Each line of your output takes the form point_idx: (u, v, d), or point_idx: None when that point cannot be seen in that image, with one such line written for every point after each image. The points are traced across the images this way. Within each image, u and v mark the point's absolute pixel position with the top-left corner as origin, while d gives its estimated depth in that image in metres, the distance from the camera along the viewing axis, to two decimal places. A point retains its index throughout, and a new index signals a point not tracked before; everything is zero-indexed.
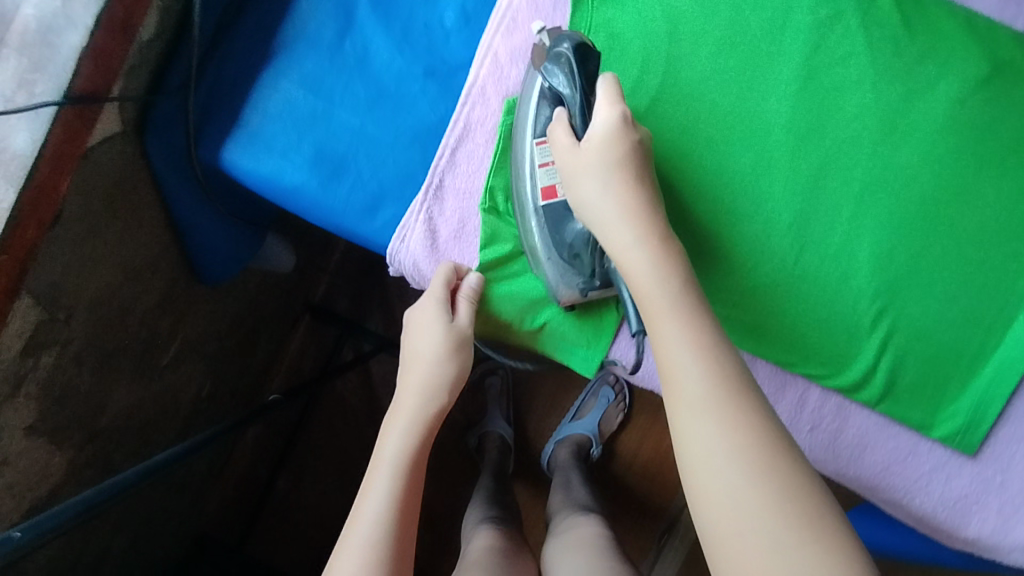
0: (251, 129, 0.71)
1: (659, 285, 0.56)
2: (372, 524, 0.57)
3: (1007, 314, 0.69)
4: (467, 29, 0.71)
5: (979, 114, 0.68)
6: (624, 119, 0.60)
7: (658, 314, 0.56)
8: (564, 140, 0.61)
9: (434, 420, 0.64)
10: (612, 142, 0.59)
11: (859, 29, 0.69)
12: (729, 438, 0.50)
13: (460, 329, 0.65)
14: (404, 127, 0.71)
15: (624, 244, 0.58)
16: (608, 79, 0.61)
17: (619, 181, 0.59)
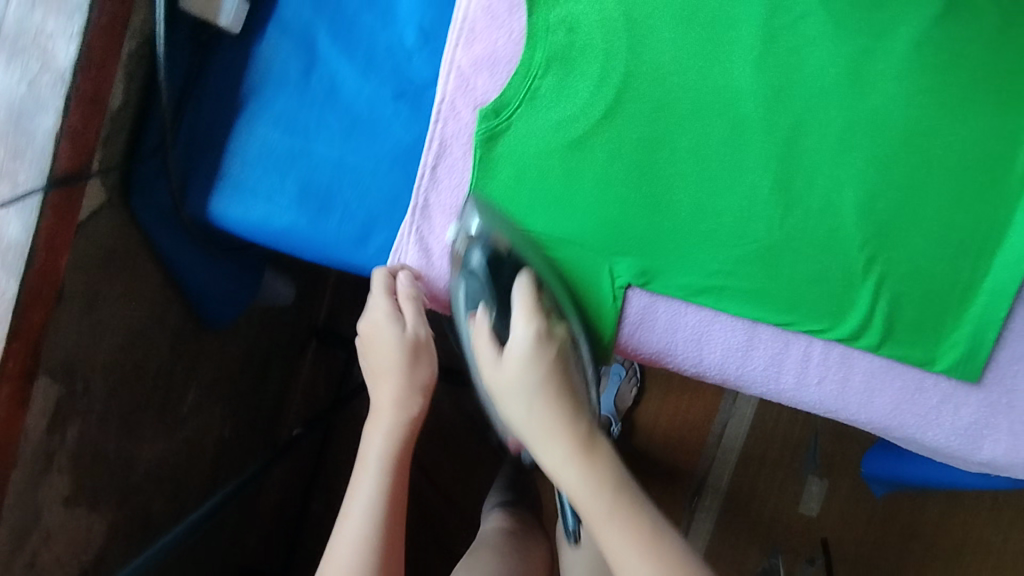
0: (233, 178, 0.72)
1: (588, 494, 0.64)
2: (360, 533, 0.65)
3: (992, 241, 0.71)
4: (428, 45, 0.71)
5: (940, 52, 0.70)
6: (539, 334, 0.69)
7: (591, 503, 0.64)
8: (486, 345, 0.70)
9: (408, 431, 0.70)
10: (530, 362, 0.68)
11: None
12: (651, 562, 0.60)
13: (410, 334, 0.70)
14: (382, 152, 0.72)
15: (558, 460, 0.66)
16: (523, 277, 0.69)
17: (552, 419, 0.67)
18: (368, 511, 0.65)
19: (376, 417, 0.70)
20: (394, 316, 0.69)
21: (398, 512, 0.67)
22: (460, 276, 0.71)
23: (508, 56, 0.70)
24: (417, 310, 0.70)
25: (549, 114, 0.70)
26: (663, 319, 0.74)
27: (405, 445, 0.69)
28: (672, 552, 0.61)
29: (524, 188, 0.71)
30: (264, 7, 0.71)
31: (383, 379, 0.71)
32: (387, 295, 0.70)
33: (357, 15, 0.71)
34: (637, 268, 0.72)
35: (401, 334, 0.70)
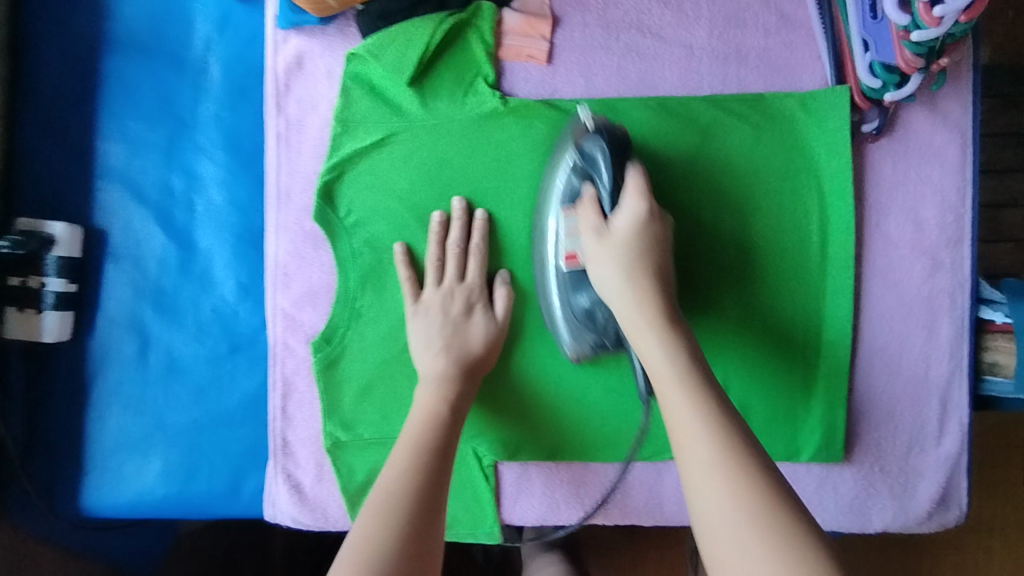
0: (99, 467, 0.75)
1: (647, 328, 0.62)
2: (384, 493, 0.60)
3: (813, 327, 0.76)
4: (249, 297, 0.76)
5: (710, 177, 0.75)
6: (648, 207, 0.66)
7: (648, 353, 0.61)
8: (592, 218, 0.67)
9: (473, 359, 0.71)
10: (633, 240, 0.65)
11: None
12: (703, 430, 0.55)
13: (471, 285, 0.73)
14: (232, 405, 0.76)
15: (624, 305, 0.64)
16: (635, 171, 0.67)
17: (632, 269, 0.64)
18: (398, 478, 0.61)
19: (427, 362, 0.71)
20: (457, 265, 0.74)
21: (445, 456, 0.64)
22: (578, 150, 0.69)
23: (325, 288, 0.75)
24: (480, 264, 0.74)
25: (377, 329, 0.75)
26: (540, 487, 0.77)
27: (462, 387, 0.69)
28: (727, 436, 0.54)
29: (371, 402, 0.75)
30: (89, 305, 0.75)
31: (465, 325, 0.72)
32: (429, 255, 0.74)
33: (178, 289, 0.75)
34: (493, 445, 0.76)
35: (439, 289, 0.73)
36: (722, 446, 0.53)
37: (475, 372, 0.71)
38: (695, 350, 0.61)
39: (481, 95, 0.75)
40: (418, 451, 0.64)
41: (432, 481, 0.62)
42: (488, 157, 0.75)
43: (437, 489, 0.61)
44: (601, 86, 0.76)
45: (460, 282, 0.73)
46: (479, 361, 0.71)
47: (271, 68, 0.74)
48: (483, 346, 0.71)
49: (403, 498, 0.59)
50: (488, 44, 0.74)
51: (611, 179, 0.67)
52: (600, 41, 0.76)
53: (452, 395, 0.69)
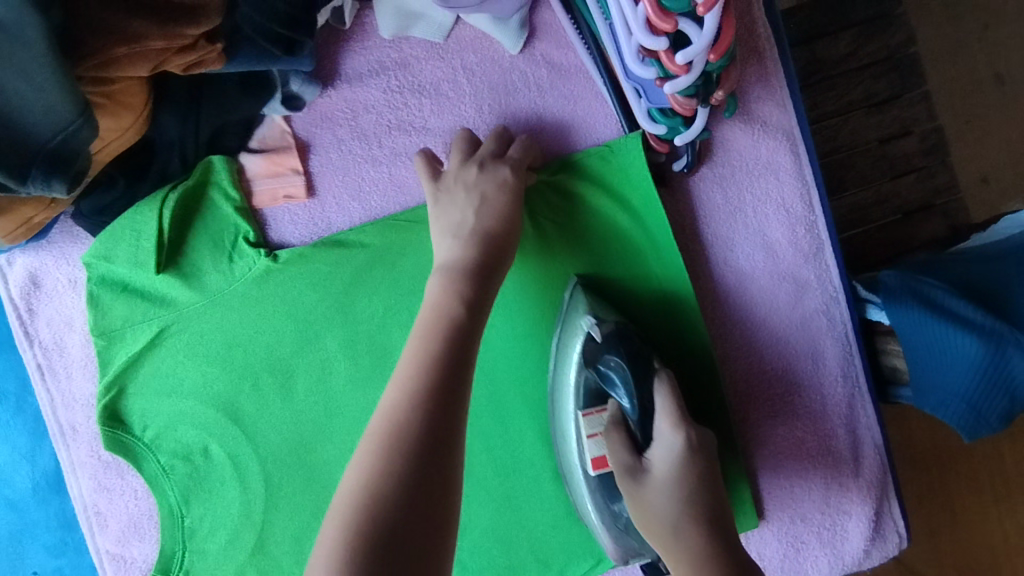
0: None
1: (667, 533, 0.50)
2: (382, 420, 0.47)
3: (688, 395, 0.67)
4: (69, 545, 0.67)
5: (528, 268, 0.66)
6: (689, 443, 0.55)
7: (669, 552, 0.50)
8: (615, 439, 0.57)
9: (496, 240, 0.57)
10: (678, 480, 0.53)
11: (377, 284, 0.67)
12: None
13: (508, 158, 0.62)
14: None
15: (647, 523, 0.53)
16: (660, 389, 0.57)
17: (681, 521, 0.51)
18: (398, 394, 0.49)
19: (444, 250, 0.58)
20: (461, 159, 0.62)
21: (451, 398, 0.48)
22: (594, 370, 0.60)
23: (146, 514, 0.67)
24: (493, 138, 0.63)
25: (215, 543, 0.67)
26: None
27: (479, 278, 0.55)
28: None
29: None
30: None
31: (508, 195, 0.59)
32: (425, 169, 0.62)
33: None
34: None
35: (466, 164, 0.61)
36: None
37: (497, 270, 0.57)
38: (726, 546, 0.49)
39: (247, 257, 0.66)
40: (417, 387, 0.49)
41: (441, 389, 0.49)
42: (277, 320, 0.66)
43: (445, 415, 0.48)
44: (378, 203, 0.67)
45: (489, 155, 0.62)
46: (507, 249, 0.58)
47: (7, 299, 0.66)
48: (506, 231, 0.58)
49: (409, 415, 0.47)
50: (234, 198, 0.65)
51: (631, 394, 0.57)
52: (363, 154, 0.67)
53: (465, 287, 0.55)
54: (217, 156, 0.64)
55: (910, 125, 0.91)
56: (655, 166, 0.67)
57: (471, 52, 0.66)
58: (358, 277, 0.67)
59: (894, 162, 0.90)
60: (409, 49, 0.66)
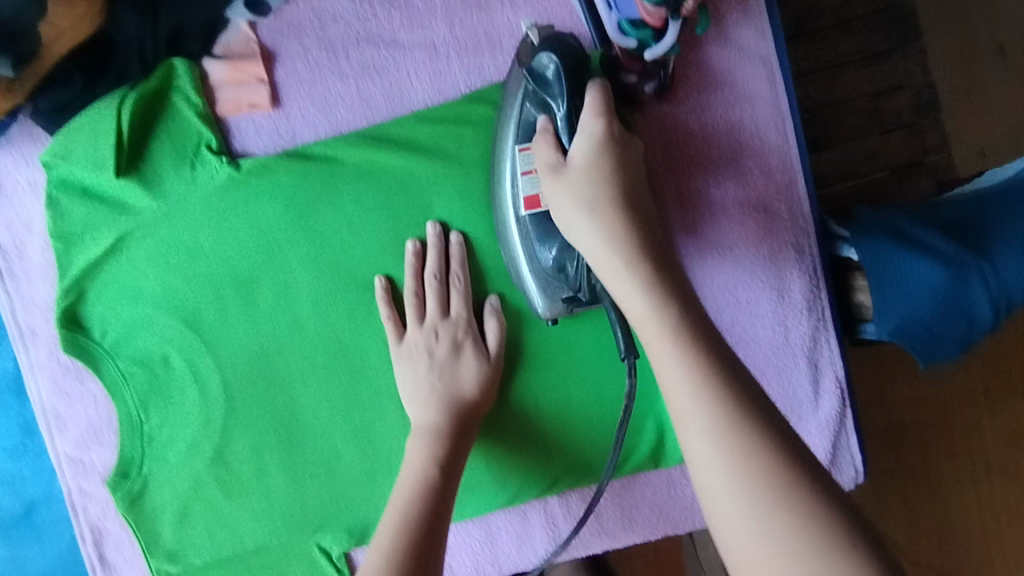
0: None
1: (664, 346, 0.44)
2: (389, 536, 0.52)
3: None
4: (29, 448, 0.68)
5: (496, 187, 0.66)
6: (608, 132, 0.53)
7: (675, 392, 0.43)
8: (547, 156, 0.54)
9: (465, 409, 0.63)
10: (597, 164, 0.52)
11: (342, 200, 0.66)
12: (726, 448, 0.40)
13: (456, 321, 0.65)
14: (49, 564, 0.69)
15: (590, 247, 0.51)
16: (597, 87, 0.54)
17: (644, 278, 0.47)
18: (405, 507, 0.56)
19: (419, 411, 0.63)
20: (438, 300, 0.65)
21: (444, 507, 0.56)
22: (528, 70, 0.58)
23: (105, 420, 0.67)
24: (464, 294, 0.65)
25: (174, 451, 0.67)
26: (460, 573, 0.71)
27: (457, 438, 0.62)
28: (776, 464, 0.39)
29: (194, 528, 0.68)
30: None
31: (455, 365, 0.64)
32: (387, 313, 0.65)
33: None
34: (341, 534, 0.68)
35: (424, 327, 0.64)
36: (787, 483, 0.39)
37: (471, 419, 0.63)
38: (744, 390, 0.42)
39: (209, 164, 0.65)
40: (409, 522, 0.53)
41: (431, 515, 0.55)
42: (239, 231, 0.66)
43: (438, 525, 0.54)
44: (345, 117, 0.66)
45: (446, 317, 0.65)
46: (472, 405, 0.63)
47: None
48: (476, 390, 0.64)
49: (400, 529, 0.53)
50: (196, 102, 0.64)
51: (567, 107, 0.56)
52: (330, 68, 0.66)
53: (449, 445, 0.61)
54: (179, 60, 0.64)
55: (903, 79, 0.88)
56: (626, 88, 0.65)
57: None
58: (324, 192, 0.66)
59: (883, 115, 0.88)
60: None
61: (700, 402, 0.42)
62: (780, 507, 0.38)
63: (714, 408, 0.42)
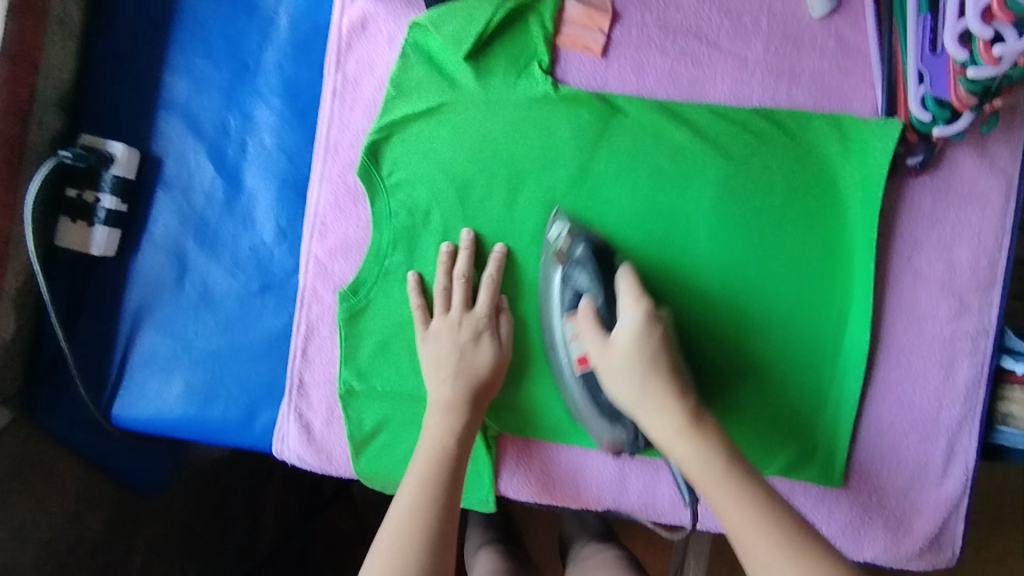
0: (128, 381, 0.78)
1: (711, 461, 0.60)
2: (410, 508, 0.64)
3: (826, 347, 0.76)
4: (287, 240, 0.79)
5: (747, 187, 0.76)
6: (648, 315, 0.66)
7: (666, 435, 0.62)
8: (597, 336, 0.68)
9: (478, 385, 0.72)
10: (637, 342, 0.65)
11: (621, 149, 0.77)
12: (756, 522, 0.56)
13: (479, 314, 0.74)
14: (256, 341, 0.78)
15: (663, 431, 0.62)
16: (627, 275, 0.69)
17: (690, 431, 0.61)
18: (412, 494, 0.65)
19: (437, 387, 0.73)
20: (465, 295, 0.75)
21: (454, 485, 0.67)
22: (563, 268, 0.72)
23: (359, 243, 0.78)
24: (490, 292, 0.75)
25: (401, 290, 0.77)
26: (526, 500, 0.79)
27: (469, 415, 0.71)
28: (774, 511, 0.57)
29: (386, 359, 0.77)
30: (134, 228, 0.78)
31: (474, 350, 0.73)
32: (417, 303, 0.75)
33: (220, 223, 0.78)
34: (502, 415, 0.77)
35: (448, 315, 0.74)
36: (766, 494, 0.58)
37: (483, 397, 0.73)
38: (737, 453, 0.61)
39: (533, 78, 0.76)
40: (430, 488, 0.66)
41: (451, 476, 0.67)
42: (531, 140, 0.77)
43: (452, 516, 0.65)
44: (651, 86, 0.77)
45: (468, 312, 0.74)
46: (487, 384, 0.73)
47: (336, 26, 0.77)
48: (489, 371, 0.73)
49: (427, 522, 0.63)
50: (547, 28, 0.76)
51: (593, 278, 0.70)
52: (658, 41, 0.77)
53: (462, 424, 0.70)
54: None
55: None
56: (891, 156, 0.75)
57: (779, 1, 0.77)
58: (612, 137, 0.76)
59: None
60: None
61: (749, 501, 0.57)
62: (783, 542, 0.55)
63: (706, 455, 0.60)
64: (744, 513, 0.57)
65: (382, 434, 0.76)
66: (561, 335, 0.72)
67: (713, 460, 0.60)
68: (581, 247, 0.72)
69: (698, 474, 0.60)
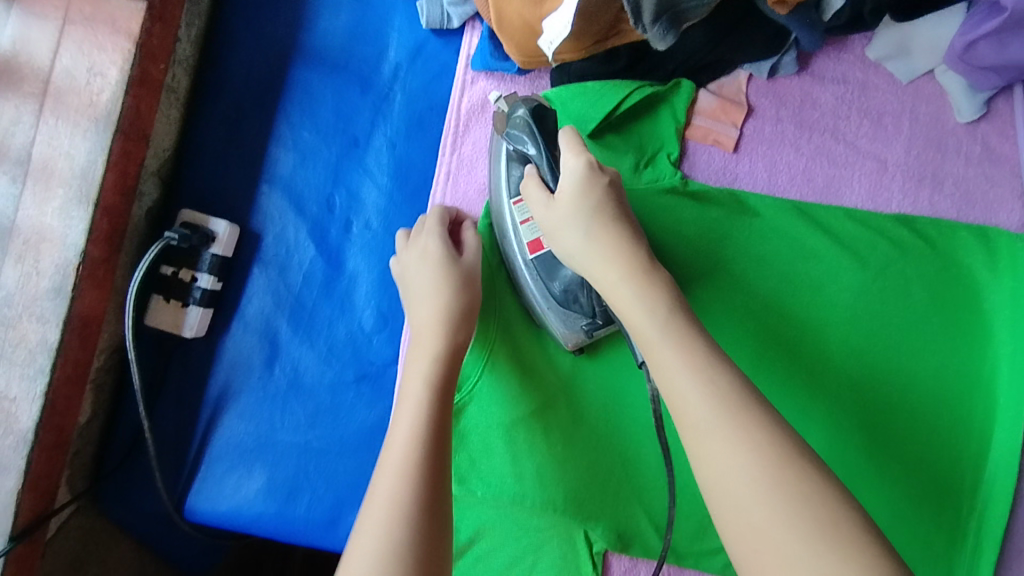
0: (204, 474, 0.71)
1: (701, 403, 0.46)
2: (388, 501, 0.48)
3: (970, 477, 0.66)
4: (385, 327, 0.72)
5: (885, 293, 0.69)
6: (591, 167, 0.56)
7: (641, 331, 0.51)
8: (539, 196, 0.59)
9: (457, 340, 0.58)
10: (583, 202, 0.56)
11: (749, 247, 0.71)
12: (749, 452, 0.43)
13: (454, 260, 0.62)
14: (346, 436, 0.71)
15: (639, 345, 0.51)
16: (568, 131, 0.58)
17: (596, 228, 0.55)
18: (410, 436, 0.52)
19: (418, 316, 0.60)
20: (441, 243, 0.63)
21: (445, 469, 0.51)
22: (506, 138, 0.63)
23: None
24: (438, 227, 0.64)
25: (506, 390, 0.70)
26: None
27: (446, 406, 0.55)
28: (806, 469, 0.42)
29: (488, 462, 0.70)
30: (225, 307, 0.73)
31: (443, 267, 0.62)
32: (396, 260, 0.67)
33: (316, 306, 0.73)
34: (609, 533, 0.69)
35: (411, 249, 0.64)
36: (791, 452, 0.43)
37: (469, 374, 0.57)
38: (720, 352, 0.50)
39: (661, 171, 0.72)
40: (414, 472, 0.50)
41: (436, 450, 0.52)
42: (655, 230, 0.71)
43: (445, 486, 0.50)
44: (783, 185, 0.73)
45: (455, 257, 0.62)
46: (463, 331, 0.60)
47: (455, 106, 0.73)
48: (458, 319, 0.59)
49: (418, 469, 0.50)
50: (679, 120, 0.72)
51: (540, 147, 0.60)
52: (792, 138, 0.73)
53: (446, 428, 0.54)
54: (687, 81, 0.71)
55: None
56: None
57: (923, 104, 0.73)
58: (740, 234, 0.71)
59: None
60: (874, 75, 0.73)
61: (743, 436, 0.43)
62: (779, 453, 0.42)
63: (720, 392, 0.45)
64: (719, 417, 0.44)
65: (481, 541, 0.70)
66: (514, 236, 0.66)
67: (716, 383, 0.46)
68: (523, 110, 0.62)
69: (694, 410, 0.45)
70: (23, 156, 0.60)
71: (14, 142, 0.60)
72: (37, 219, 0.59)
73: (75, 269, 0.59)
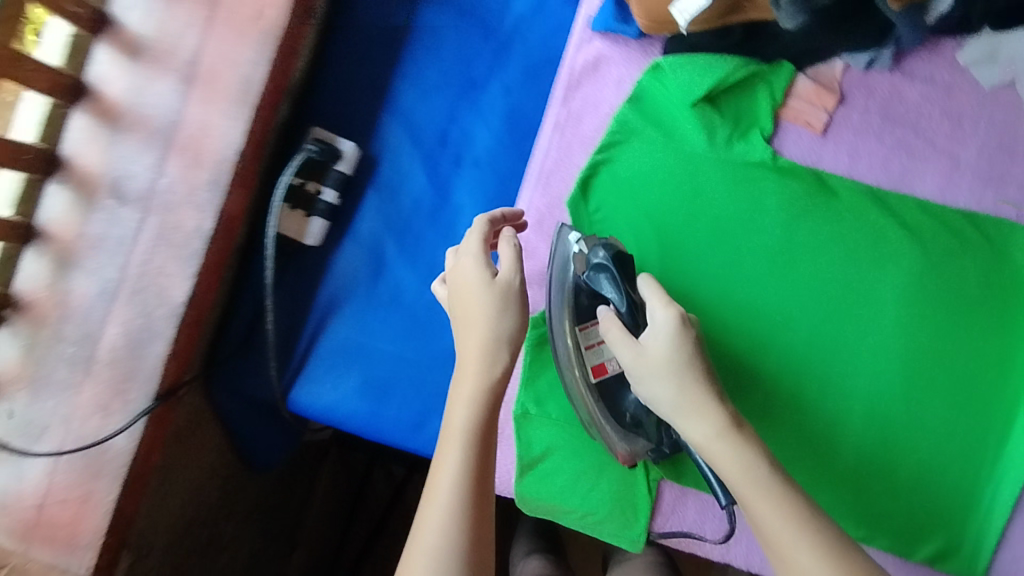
0: (306, 370, 0.78)
1: (753, 471, 0.55)
2: (440, 534, 0.52)
3: (981, 458, 0.73)
4: None
5: (943, 278, 0.75)
6: (681, 316, 0.60)
7: (707, 442, 0.57)
8: (622, 338, 0.61)
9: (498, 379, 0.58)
10: (672, 360, 0.58)
11: (823, 224, 0.76)
12: (806, 536, 0.52)
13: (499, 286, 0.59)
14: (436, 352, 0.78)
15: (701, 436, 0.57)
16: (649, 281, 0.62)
17: (686, 384, 0.58)
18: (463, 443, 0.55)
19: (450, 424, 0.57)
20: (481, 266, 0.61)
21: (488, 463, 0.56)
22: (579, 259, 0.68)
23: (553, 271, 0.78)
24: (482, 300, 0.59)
25: None
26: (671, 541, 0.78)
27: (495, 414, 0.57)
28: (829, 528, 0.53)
29: (565, 389, 0.77)
30: (339, 223, 0.79)
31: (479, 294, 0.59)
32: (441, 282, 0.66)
33: (422, 232, 0.80)
34: (666, 464, 0.76)
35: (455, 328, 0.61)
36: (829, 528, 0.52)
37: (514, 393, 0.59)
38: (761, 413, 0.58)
39: (753, 144, 0.78)
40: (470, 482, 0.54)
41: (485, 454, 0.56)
42: (740, 198, 0.77)
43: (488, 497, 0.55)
44: (861, 171, 0.79)
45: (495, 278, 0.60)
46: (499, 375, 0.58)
47: (570, 61, 0.79)
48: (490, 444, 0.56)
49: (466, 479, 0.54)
50: (777, 98, 0.78)
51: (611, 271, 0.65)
52: (876, 129, 0.79)
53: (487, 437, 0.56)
54: (789, 64, 0.78)
55: None
56: None
57: (1001, 112, 0.78)
58: (816, 211, 0.76)
59: None
60: (960, 79, 0.79)
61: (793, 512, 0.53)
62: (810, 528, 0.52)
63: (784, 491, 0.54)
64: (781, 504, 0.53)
65: (552, 459, 0.77)
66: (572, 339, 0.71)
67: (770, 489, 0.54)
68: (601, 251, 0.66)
69: (741, 475, 0.55)
70: (191, 59, 0.66)
71: (187, 46, 0.66)
72: (203, 117, 0.66)
73: (231, 165, 0.66)
